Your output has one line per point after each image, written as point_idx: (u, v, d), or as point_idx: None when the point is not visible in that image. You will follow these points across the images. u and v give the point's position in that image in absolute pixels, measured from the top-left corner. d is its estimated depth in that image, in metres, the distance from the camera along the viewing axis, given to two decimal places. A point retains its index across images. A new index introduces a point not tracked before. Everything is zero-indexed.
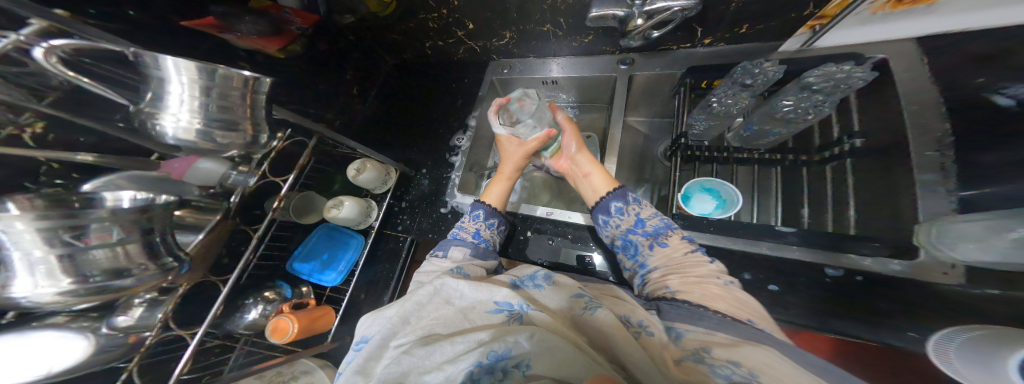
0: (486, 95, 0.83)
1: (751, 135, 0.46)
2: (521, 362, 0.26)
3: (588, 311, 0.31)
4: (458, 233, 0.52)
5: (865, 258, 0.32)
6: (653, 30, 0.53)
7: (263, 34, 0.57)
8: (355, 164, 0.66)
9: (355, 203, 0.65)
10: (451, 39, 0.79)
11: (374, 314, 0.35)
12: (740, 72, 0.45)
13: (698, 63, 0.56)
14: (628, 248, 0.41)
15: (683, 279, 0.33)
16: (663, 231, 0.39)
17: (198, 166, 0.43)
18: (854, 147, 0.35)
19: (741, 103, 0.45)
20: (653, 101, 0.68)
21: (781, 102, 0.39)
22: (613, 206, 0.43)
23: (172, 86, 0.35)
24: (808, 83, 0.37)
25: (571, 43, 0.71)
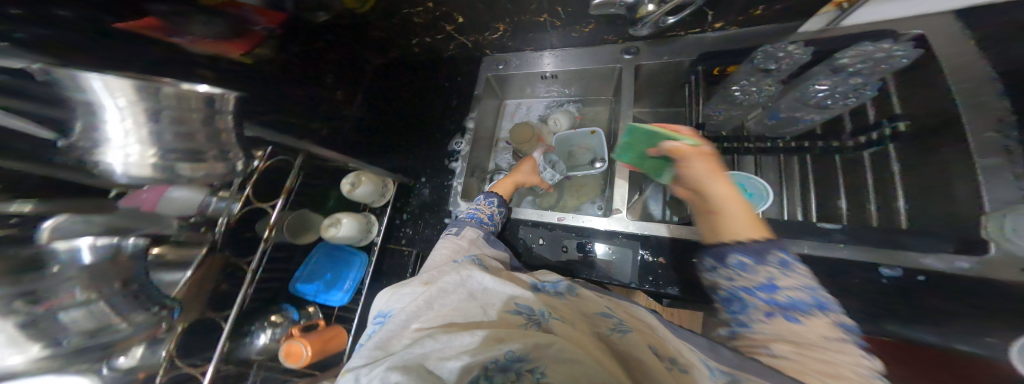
0: (483, 93, 0.79)
1: (778, 123, 0.45)
2: (537, 368, 0.22)
3: (619, 334, 0.29)
4: (475, 214, 0.56)
5: (924, 255, 0.31)
6: (669, 16, 0.49)
7: (223, 36, 0.48)
8: (349, 178, 0.60)
9: (354, 219, 0.61)
10: (441, 35, 0.74)
11: (392, 290, 0.36)
12: (763, 56, 0.44)
13: (711, 49, 0.54)
14: (733, 307, 0.27)
15: (798, 351, 0.20)
16: (805, 311, 0.23)
17: (170, 196, 0.32)
18: (897, 131, 0.34)
19: (767, 90, 0.44)
20: (657, 90, 0.65)
21: (815, 86, 0.39)
22: (732, 257, 0.28)
23: (109, 111, 0.27)
24: (842, 65, 0.37)
25: (570, 34, 0.67)
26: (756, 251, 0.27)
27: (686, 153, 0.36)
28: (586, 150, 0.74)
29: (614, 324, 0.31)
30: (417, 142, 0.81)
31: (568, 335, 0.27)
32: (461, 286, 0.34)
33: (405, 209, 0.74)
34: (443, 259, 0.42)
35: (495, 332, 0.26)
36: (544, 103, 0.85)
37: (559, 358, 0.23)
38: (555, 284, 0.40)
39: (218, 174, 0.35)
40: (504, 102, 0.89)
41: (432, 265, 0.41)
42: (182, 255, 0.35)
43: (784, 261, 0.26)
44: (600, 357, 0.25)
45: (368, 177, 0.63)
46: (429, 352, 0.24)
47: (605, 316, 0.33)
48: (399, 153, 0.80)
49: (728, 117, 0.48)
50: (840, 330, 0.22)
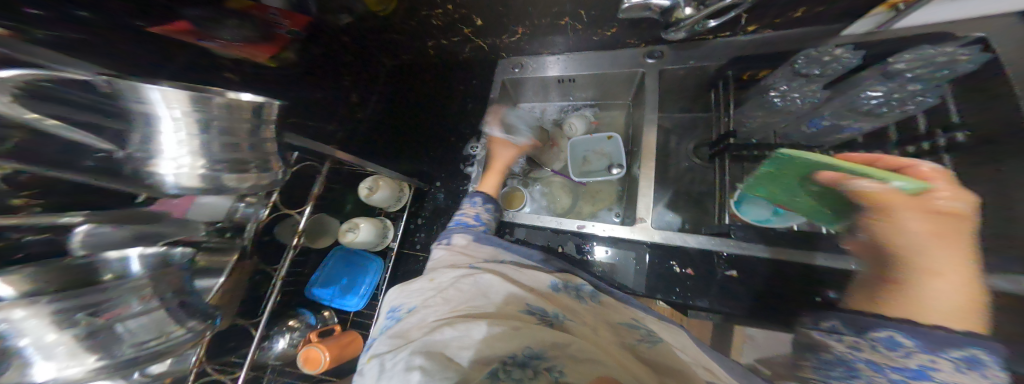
0: (497, 98, 0.80)
1: (819, 132, 0.48)
2: (554, 367, 0.24)
3: (644, 345, 0.31)
4: (461, 218, 0.59)
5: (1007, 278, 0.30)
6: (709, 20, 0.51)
7: (250, 39, 0.49)
8: (367, 183, 0.64)
9: (371, 225, 0.63)
10: (458, 37, 0.75)
11: (403, 288, 0.40)
12: (806, 60, 0.48)
13: (743, 53, 0.55)
14: (840, 374, 0.27)
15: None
16: None
17: (200, 202, 0.37)
18: (955, 142, 0.36)
19: (813, 94, 0.47)
20: (680, 96, 0.68)
21: (866, 93, 0.42)
22: (882, 332, 0.27)
23: (164, 123, 0.29)
24: (895, 71, 0.40)
25: (592, 37, 0.67)
26: (937, 341, 0.25)
27: (892, 204, 0.30)
28: (601, 156, 0.74)
29: (641, 335, 0.33)
30: (428, 148, 0.86)
31: (583, 336, 0.30)
32: (475, 284, 0.36)
33: (420, 213, 0.78)
34: (456, 262, 0.44)
35: (515, 325, 0.28)
36: (558, 107, 0.86)
37: (577, 357, 0.25)
38: (573, 284, 0.41)
39: (261, 185, 0.38)
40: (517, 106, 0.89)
41: (444, 265, 0.44)
42: (215, 263, 0.39)
43: (971, 360, 0.24)
44: (618, 358, 0.27)
45: (385, 182, 0.66)
46: (449, 340, 0.26)
47: (632, 327, 0.35)
48: (405, 160, 0.81)
49: (760, 124, 0.52)
50: None
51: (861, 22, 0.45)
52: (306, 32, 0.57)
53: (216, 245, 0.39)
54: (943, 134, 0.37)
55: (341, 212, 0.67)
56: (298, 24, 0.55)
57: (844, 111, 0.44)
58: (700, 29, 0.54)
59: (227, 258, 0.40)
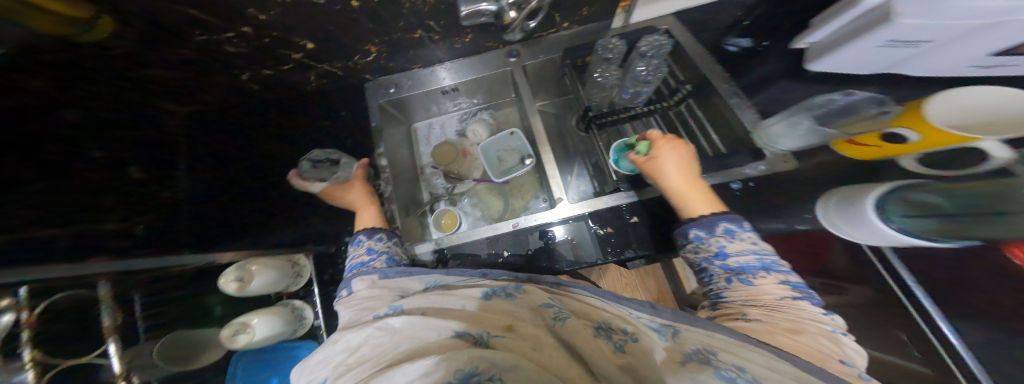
0: (381, 122, 0.79)
1: (628, 96, 0.69)
2: (495, 375, 0.25)
3: (559, 320, 0.35)
4: (359, 266, 0.56)
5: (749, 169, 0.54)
6: (528, 21, 0.64)
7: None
8: (234, 275, 0.53)
9: (265, 317, 0.56)
10: (289, 66, 0.66)
11: (309, 362, 0.35)
12: (602, 49, 0.66)
13: (567, 44, 0.73)
14: (706, 275, 0.46)
15: (764, 313, 0.37)
16: (749, 269, 0.42)
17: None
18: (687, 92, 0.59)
19: (613, 72, 0.68)
20: (548, 84, 0.84)
21: (638, 66, 0.64)
22: (692, 232, 0.48)
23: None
24: (645, 51, 0.65)
25: (452, 46, 0.76)
26: (709, 226, 0.46)
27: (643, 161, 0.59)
28: (511, 152, 0.81)
29: (555, 313, 0.36)
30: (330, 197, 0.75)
31: (512, 348, 0.31)
32: (391, 332, 0.34)
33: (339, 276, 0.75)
34: (370, 310, 0.42)
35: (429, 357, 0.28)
36: (456, 117, 0.94)
37: (504, 366, 0.26)
38: (503, 285, 0.43)
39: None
40: (413, 126, 0.93)
41: (356, 320, 0.41)
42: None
43: (729, 230, 0.45)
44: (541, 358, 0.29)
45: (261, 265, 0.57)
46: None
47: (548, 306, 0.38)
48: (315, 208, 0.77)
49: (599, 95, 0.71)
50: (777, 281, 0.40)
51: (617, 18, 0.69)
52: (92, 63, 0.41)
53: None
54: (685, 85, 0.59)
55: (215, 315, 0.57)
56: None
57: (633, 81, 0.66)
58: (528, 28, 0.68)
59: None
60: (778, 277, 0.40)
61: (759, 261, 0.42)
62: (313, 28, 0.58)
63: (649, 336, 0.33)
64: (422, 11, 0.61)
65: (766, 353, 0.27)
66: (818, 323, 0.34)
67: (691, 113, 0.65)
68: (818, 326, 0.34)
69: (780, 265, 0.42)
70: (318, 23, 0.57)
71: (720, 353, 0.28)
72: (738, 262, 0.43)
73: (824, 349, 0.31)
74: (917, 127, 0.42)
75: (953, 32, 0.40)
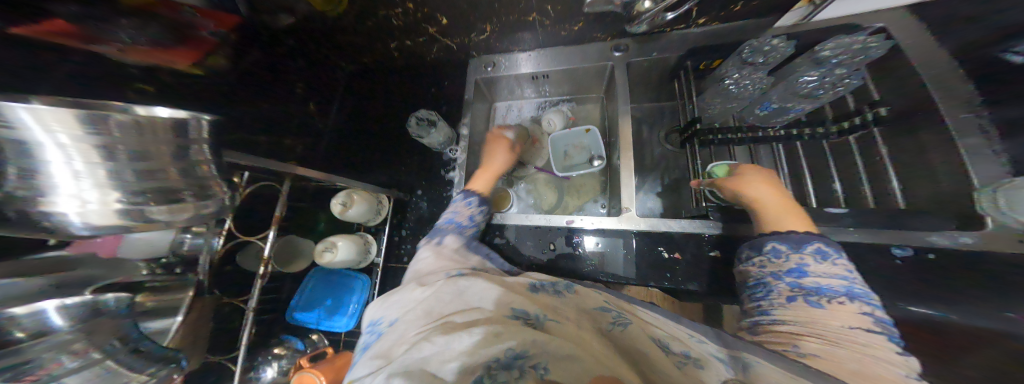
0: (473, 98, 0.82)
1: (769, 113, 0.57)
2: (541, 363, 0.24)
3: (618, 327, 0.32)
4: (454, 217, 0.59)
5: (933, 235, 0.39)
6: (665, 13, 0.58)
7: (163, 43, 0.40)
8: (341, 198, 0.62)
9: (349, 243, 0.63)
10: (422, 37, 0.74)
11: (383, 302, 0.40)
12: (750, 50, 0.55)
13: (697, 44, 0.62)
14: (762, 291, 0.39)
15: (821, 349, 0.29)
16: (825, 292, 0.35)
17: (129, 240, 0.34)
18: (879, 115, 0.44)
19: (758, 80, 0.56)
20: (647, 85, 0.76)
21: (805, 77, 0.50)
22: (769, 245, 0.41)
23: (47, 154, 0.22)
24: (824, 57, 0.48)
25: (560, 32, 0.74)
26: (796, 241, 0.39)
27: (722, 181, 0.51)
28: (580, 149, 0.78)
29: (613, 318, 0.34)
30: (412, 157, 0.83)
31: (568, 335, 0.29)
32: (457, 292, 0.36)
33: (403, 226, 0.80)
34: (440, 268, 0.45)
35: (484, 328, 0.28)
36: (535, 103, 0.94)
37: (558, 354, 0.25)
38: (552, 282, 0.41)
39: (201, 215, 0.33)
40: (493, 105, 0.95)
41: (432, 272, 0.45)
42: (167, 302, 0.35)
43: (820, 251, 0.38)
44: (594, 351, 0.27)
45: (360, 195, 0.65)
46: (430, 356, 0.26)
47: (603, 310, 0.36)
48: (394, 167, 0.82)
49: (720, 109, 0.60)
50: (860, 313, 0.32)
51: (791, 14, 0.52)
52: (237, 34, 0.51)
53: (163, 283, 0.36)
54: (871, 109, 0.45)
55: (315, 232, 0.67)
56: (230, 28, 0.50)
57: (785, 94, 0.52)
58: (660, 20, 0.61)
59: (185, 293, 0.37)
60: (861, 307, 0.33)
61: (847, 288, 0.34)
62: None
63: (720, 369, 0.26)
64: None
65: None
66: (893, 364, 0.27)
67: (822, 149, 0.53)
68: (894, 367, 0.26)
69: (872, 298, 0.34)
70: None
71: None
72: (812, 280, 0.36)
73: None
74: None
75: None
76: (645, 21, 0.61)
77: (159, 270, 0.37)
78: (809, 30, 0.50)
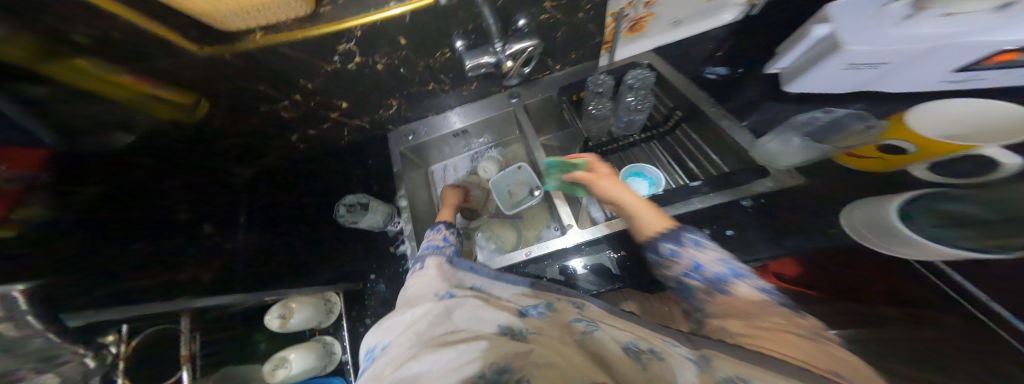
0: (402, 167, 0.88)
1: (626, 124, 0.74)
2: (524, 377, 0.28)
3: (589, 334, 0.37)
4: (431, 243, 0.66)
5: (756, 185, 0.53)
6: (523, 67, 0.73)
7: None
8: (277, 311, 0.58)
9: (302, 352, 0.58)
10: (328, 123, 0.81)
11: (381, 329, 0.44)
12: (592, 85, 0.73)
13: (561, 83, 0.81)
14: (684, 290, 0.42)
15: (763, 333, 0.32)
16: (727, 280, 0.39)
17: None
18: (677, 116, 0.66)
19: (606, 105, 0.74)
20: (549, 119, 0.92)
21: (627, 97, 0.70)
22: (664, 247, 0.44)
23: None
24: (631, 83, 0.70)
25: (460, 93, 0.87)
26: (676, 240, 0.43)
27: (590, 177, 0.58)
28: (519, 185, 0.87)
29: (584, 326, 0.39)
30: (359, 238, 0.82)
31: (548, 347, 0.34)
32: (446, 317, 0.41)
33: (365, 315, 0.74)
34: (428, 289, 0.49)
35: (473, 345, 0.33)
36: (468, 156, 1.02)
37: (540, 364, 0.30)
38: (537, 303, 0.46)
39: None
40: (429, 170, 1.01)
41: (418, 294, 0.49)
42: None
43: (698, 243, 0.43)
44: (570, 361, 0.31)
45: (300, 301, 0.62)
46: (416, 373, 0.30)
47: (577, 321, 0.40)
48: (342, 254, 0.78)
49: (597, 126, 0.77)
50: (752, 287, 0.38)
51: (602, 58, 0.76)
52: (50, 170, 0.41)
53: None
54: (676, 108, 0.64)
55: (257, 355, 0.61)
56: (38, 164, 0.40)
57: (626, 111, 0.70)
58: (524, 73, 0.77)
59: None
60: (752, 284, 0.38)
61: (730, 270, 0.39)
62: (339, 86, 0.70)
63: (681, 359, 0.31)
64: (433, 67, 0.73)
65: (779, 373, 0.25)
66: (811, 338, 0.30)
67: (688, 138, 0.67)
68: (799, 329, 0.32)
69: (743, 267, 0.40)
70: (343, 82, 0.69)
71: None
72: (711, 272, 0.40)
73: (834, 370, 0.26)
74: (906, 138, 0.48)
75: (896, 55, 0.52)
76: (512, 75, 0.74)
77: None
78: (620, 66, 0.73)
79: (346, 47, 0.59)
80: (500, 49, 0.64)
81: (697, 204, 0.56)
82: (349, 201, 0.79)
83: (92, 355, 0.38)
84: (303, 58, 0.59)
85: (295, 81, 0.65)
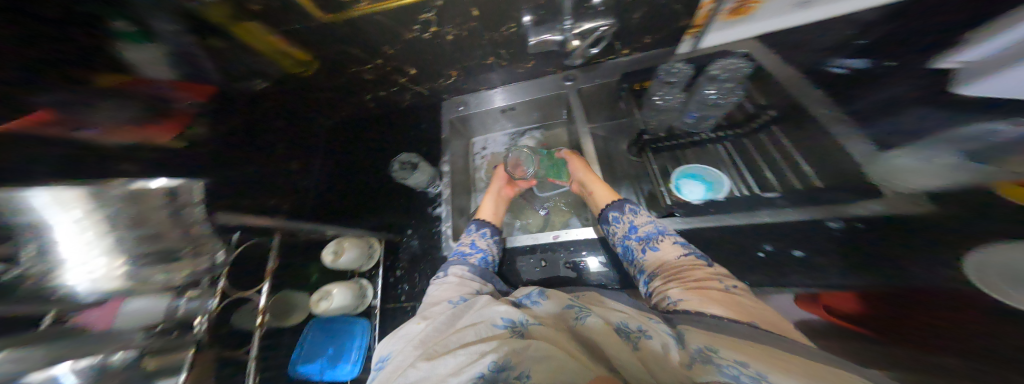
0: (450, 135, 0.92)
1: (695, 121, 0.67)
2: (524, 373, 0.30)
3: (580, 321, 0.39)
4: (460, 248, 0.68)
5: (854, 206, 0.45)
6: (590, 48, 0.70)
7: (141, 120, 0.46)
8: (332, 247, 0.66)
9: (343, 289, 0.66)
10: (394, 87, 0.85)
11: (391, 338, 0.45)
12: (664, 74, 0.67)
13: (625, 69, 0.76)
14: (629, 252, 0.56)
15: (697, 288, 0.41)
16: (653, 237, 0.54)
17: (125, 312, 0.35)
18: (771, 115, 0.56)
19: (677, 97, 0.67)
20: (601, 107, 0.87)
21: (707, 92, 0.63)
22: (612, 216, 0.61)
23: (61, 230, 0.31)
24: (715, 74, 0.63)
25: (516, 70, 0.85)
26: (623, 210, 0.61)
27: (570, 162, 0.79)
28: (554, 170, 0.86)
29: (576, 313, 0.41)
30: (402, 197, 0.89)
31: (547, 338, 0.36)
32: (451, 326, 0.43)
33: (397, 266, 0.81)
34: (442, 295, 0.52)
35: (477, 346, 0.35)
36: (508, 133, 1.02)
37: (537, 356, 0.32)
38: (529, 293, 0.49)
39: (194, 270, 0.42)
40: (470, 141, 1.03)
41: (433, 301, 0.51)
42: (167, 363, 0.36)
43: (634, 210, 0.60)
44: (566, 345, 0.35)
45: (351, 242, 0.70)
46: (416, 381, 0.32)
47: (569, 307, 0.43)
48: (383, 210, 0.86)
49: (659, 119, 0.70)
50: (674, 243, 0.51)
51: (683, 44, 0.68)
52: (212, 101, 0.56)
53: (159, 347, 0.36)
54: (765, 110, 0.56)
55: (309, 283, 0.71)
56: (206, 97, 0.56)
57: (699, 106, 0.64)
58: (590, 55, 0.73)
59: (181, 354, 0.37)
60: (672, 240, 0.52)
61: (657, 229, 0.55)
62: (408, 53, 0.72)
63: (663, 335, 0.35)
64: (495, 42, 0.72)
65: (755, 345, 0.29)
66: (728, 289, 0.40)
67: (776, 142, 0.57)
68: (717, 285, 0.41)
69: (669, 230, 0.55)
70: (413, 50, 0.72)
71: (750, 361, 0.27)
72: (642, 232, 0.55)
73: (753, 315, 0.35)
74: None
75: None
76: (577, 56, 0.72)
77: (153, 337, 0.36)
78: (705, 55, 0.66)
79: (425, 16, 0.61)
80: (568, 26, 0.64)
81: (765, 217, 0.51)
82: (404, 158, 0.87)
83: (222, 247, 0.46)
84: (390, 25, 0.62)
85: (378, 46, 0.68)
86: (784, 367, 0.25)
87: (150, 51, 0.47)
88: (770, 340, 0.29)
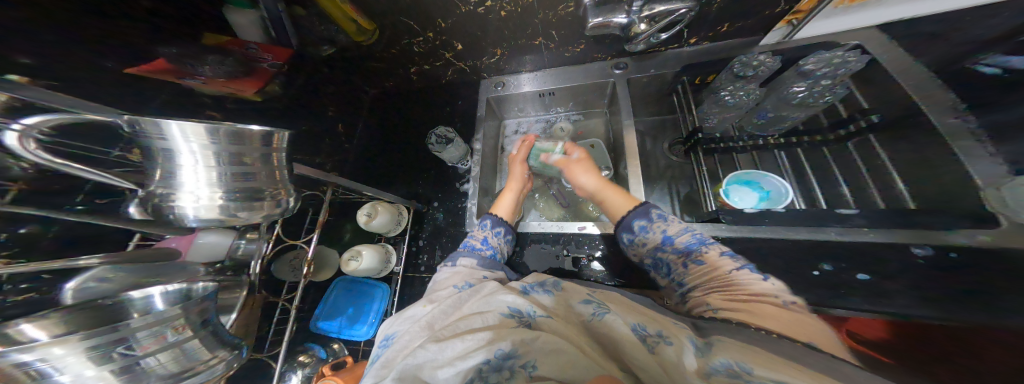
0: (485, 114, 0.89)
1: (769, 121, 0.62)
2: (529, 362, 0.30)
3: (598, 317, 0.37)
4: (470, 241, 0.63)
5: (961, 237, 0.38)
6: (660, 33, 0.64)
7: (232, 76, 0.55)
8: (366, 210, 0.66)
9: (372, 252, 0.67)
10: (439, 61, 0.83)
11: (396, 317, 0.43)
12: (741, 64, 0.60)
13: (689, 60, 0.70)
14: (664, 265, 0.49)
15: (745, 300, 0.36)
16: (697, 249, 0.45)
17: (199, 243, 0.41)
18: (872, 122, 0.48)
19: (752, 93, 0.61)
20: (648, 100, 0.82)
21: (795, 89, 0.56)
22: (635, 224, 0.53)
23: (184, 159, 0.28)
24: (809, 70, 0.54)
25: (563, 53, 0.80)
26: (639, 213, 0.53)
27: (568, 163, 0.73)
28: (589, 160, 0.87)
29: (593, 309, 0.39)
30: (431, 171, 0.89)
31: (557, 331, 0.34)
32: (455, 307, 0.42)
33: (419, 237, 0.83)
34: (447, 283, 0.50)
35: (484, 331, 0.34)
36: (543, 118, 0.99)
37: (545, 348, 0.31)
38: (543, 282, 0.47)
39: (271, 215, 0.34)
40: (503, 122, 1.01)
41: (437, 288, 0.50)
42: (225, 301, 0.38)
43: (660, 216, 0.52)
44: (578, 341, 0.33)
45: (383, 207, 0.70)
46: (423, 363, 0.32)
47: (586, 302, 0.41)
48: (411, 181, 0.87)
49: (721, 118, 0.66)
50: (723, 254, 0.43)
51: (773, 34, 0.63)
52: (288, 63, 0.65)
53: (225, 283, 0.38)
54: (862, 116, 0.50)
55: (340, 242, 0.73)
56: (286, 59, 0.64)
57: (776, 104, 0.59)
58: (656, 41, 0.67)
59: (238, 293, 0.39)
60: (720, 250, 0.44)
61: (697, 239, 0.47)
62: (458, 27, 0.70)
63: (684, 342, 0.31)
64: (549, 21, 0.68)
65: (776, 353, 0.26)
66: (778, 302, 0.35)
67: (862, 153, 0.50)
68: (773, 299, 0.35)
69: (713, 238, 0.47)
70: (463, 24, 0.69)
71: (756, 367, 0.24)
72: (676, 240, 0.48)
73: (819, 334, 0.30)
74: None
75: None
76: (640, 42, 0.65)
77: (214, 272, 0.38)
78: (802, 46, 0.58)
79: None
80: (635, 7, 0.57)
81: (831, 236, 0.44)
82: (440, 131, 0.85)
83: (296, 192, 0.38)
84: None
85: (433, 19, 0.66)
86: (793, 369, 0.22)
87: (246, 16, 0.54)
88: (817, 359, 0.24)
